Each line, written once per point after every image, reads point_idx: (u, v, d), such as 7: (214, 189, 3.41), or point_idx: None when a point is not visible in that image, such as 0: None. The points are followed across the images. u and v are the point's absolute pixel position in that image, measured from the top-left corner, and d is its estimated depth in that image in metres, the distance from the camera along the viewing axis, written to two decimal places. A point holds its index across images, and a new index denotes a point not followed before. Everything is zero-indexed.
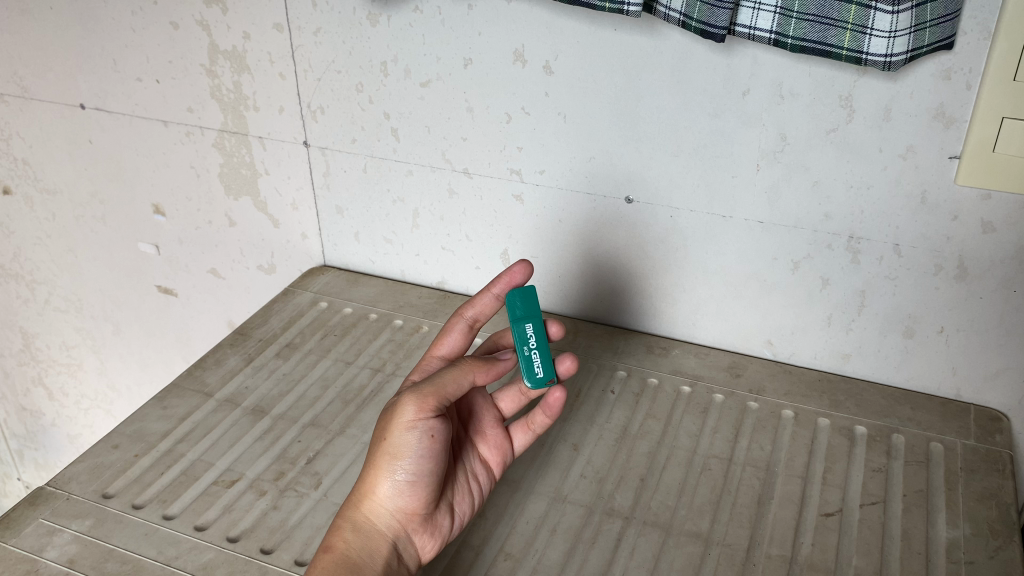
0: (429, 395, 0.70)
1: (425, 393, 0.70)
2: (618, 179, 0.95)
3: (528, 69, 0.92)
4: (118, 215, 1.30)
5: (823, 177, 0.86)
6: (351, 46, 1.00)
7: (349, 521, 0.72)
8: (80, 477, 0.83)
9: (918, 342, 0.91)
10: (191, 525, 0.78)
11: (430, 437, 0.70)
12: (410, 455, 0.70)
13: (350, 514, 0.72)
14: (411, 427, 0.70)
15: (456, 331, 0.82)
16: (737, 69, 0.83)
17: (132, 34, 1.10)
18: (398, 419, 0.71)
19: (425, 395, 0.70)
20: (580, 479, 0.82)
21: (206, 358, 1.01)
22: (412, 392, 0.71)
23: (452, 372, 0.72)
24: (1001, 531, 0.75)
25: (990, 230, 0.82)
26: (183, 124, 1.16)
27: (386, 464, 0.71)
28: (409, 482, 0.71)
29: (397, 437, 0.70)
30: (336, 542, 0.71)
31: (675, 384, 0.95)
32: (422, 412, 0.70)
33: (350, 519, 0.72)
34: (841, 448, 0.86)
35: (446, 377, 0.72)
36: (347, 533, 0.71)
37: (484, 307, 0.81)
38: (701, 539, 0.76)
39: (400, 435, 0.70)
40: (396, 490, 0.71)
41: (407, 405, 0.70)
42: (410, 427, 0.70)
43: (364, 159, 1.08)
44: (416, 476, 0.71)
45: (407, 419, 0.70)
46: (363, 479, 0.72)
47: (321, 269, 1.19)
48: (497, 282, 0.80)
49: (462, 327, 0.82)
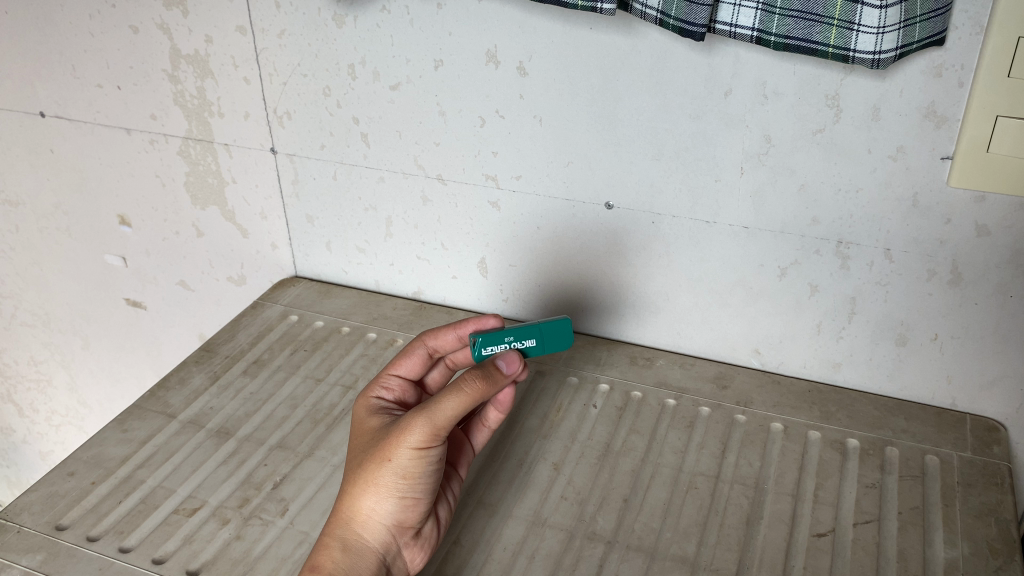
0: (440, 424, 0.66)
1: (437, 424, 0.66)
2: (597, 184, 0.91)
3: (502, 71, 0.88)
4: (83, 227, 1.25)
5: (810, 180, 0.82)
6: (317, 49, 0.95)
7: (337, 538, 0.68)
8: (32, 508, 0.78)
9: (911, 350, 0.88)
10: (149, 559, 0.74)
11: (432, 460, 0.68)
12: (411, 477, 0.68)
13: (340, 532, 0.69)
14: (418, 452, 0.67)
15: (415, 357, 0.78)
16: (718, 68, 0.79)
17: (91, 38, 1.05)
18: (404, 442, 0.67)
19: (437, 422, 0.66)
20: (561, 501, 0.79)
21: (170, 377, 0.96)
22: (423, 416, 0.66)
23: (463, 397, 0.66)
24: (1001, 550, 0.72)
25: (984, 234, 0.78)
26: (146, 132, 1.11)
27: (384, 485, 0.68)
28: (408, 501, 0.68)
29: (402, 460, 0.67)
30: (323, 562, 0.67)
31: (660, 396, 0.92)
32: (431, 440, 0.67)
33: (339, 537, 0.68)
34: (833, 462, 0.82)
35: (455, 405, 0.65)
36: (336, 552, 0.68)
37: (446, 341, 0.79)
38: (687, 564, 0.72)
39: (405, 458, 0.67)
40: (394, 509, 0.68)
41: (416, 432, 0.66)
42: (417, 451, 0.67)
43: (334, 166, 1.03)
44: (416, 494, 0.68)
45: (415, 446, 0.67)
46: (356, 496, 0.68)
47: (293, 281, 1.15)
48: (465, 326, 0.78)
49: (422, 354, 0.78)
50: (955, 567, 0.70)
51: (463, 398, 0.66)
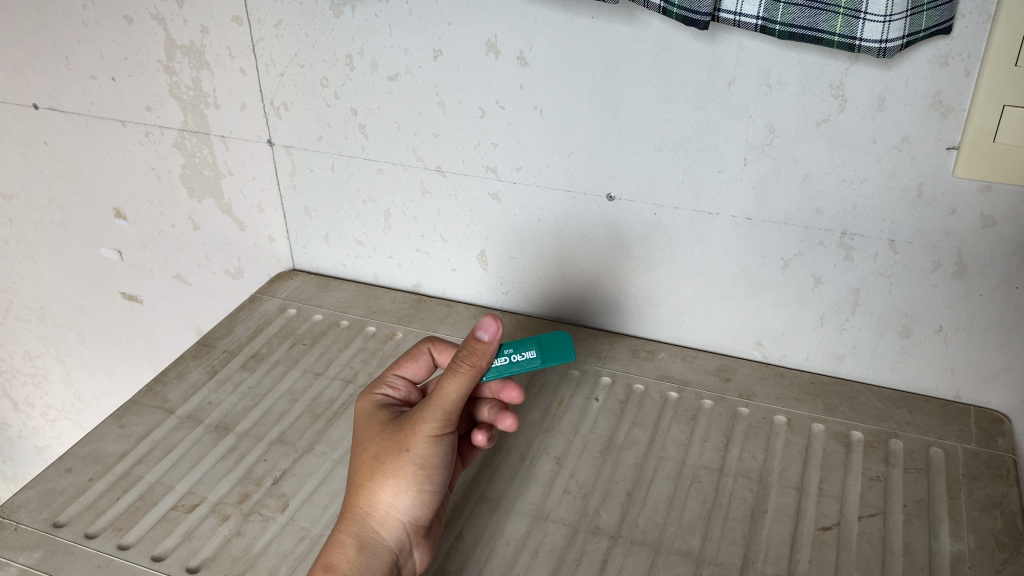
0: (451, 410, 0.68)
1: (449, 410, 0.68)
2: (599, 175, 0.90)
3: (502, 60, 0.87)
4: (77, 220, 1.24)
5: (814, 171, 0.81)
6: (314, 39, 0.94)
7: (352, 536, 0.68)
8: (30, 505, 0.77)
9: (915, 342, 0.87)
10: (148, 556, 0.73)
11: (445, 451, 0.70)
12: (425, 469, 0.69)
13: (353, 532, 0.68)
14: (433, 440, 0.69)
15: (421, 360, 0.79)
16: (722, 57, 0.78)
17: (84, 29, 1.03)
18: (419, 431, 0.69)
19: (447, 407, 0.68)
20: (564, 495, 0.78)
21: (167, 372, 0.95)
22: (433, 402, 0.68)
23: (463, 376, 0.68)
24: (1007, 543, 0.71)
25: (990, 224, 0.78)
26: (141, 124, 1.10)
27: (401, 477, 0.69)
28: (424, 494, 0.69)
29: (418, 449, 0.69)
30: (338, 561, 0.67)
31: (662, 389, 0.91)
32: (444, 428, 0.69)
33: (353, 536, 0.68)
34: (837, 455, 0.81)
35: (457, 385, 0.68)
36: (352, 551, 0.67)
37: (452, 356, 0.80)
38: (692, 559, 0.71)
39: (421, 447, 0.69)
40: (411, 503, 0.69)
41: (429, 420, 0.68)
42: (433, 439, 0.69)
43: (332, 157, 1.02)
44: (431, 488, 0.70)
45: (429, 434, 0.69)
46: (370, 492, 0.69)
47: (290, 274, 1.14)
48: None
49: (427, 360, 0.79)
50: (961, 560, 0.70)
51: (465, 378, 0.68)
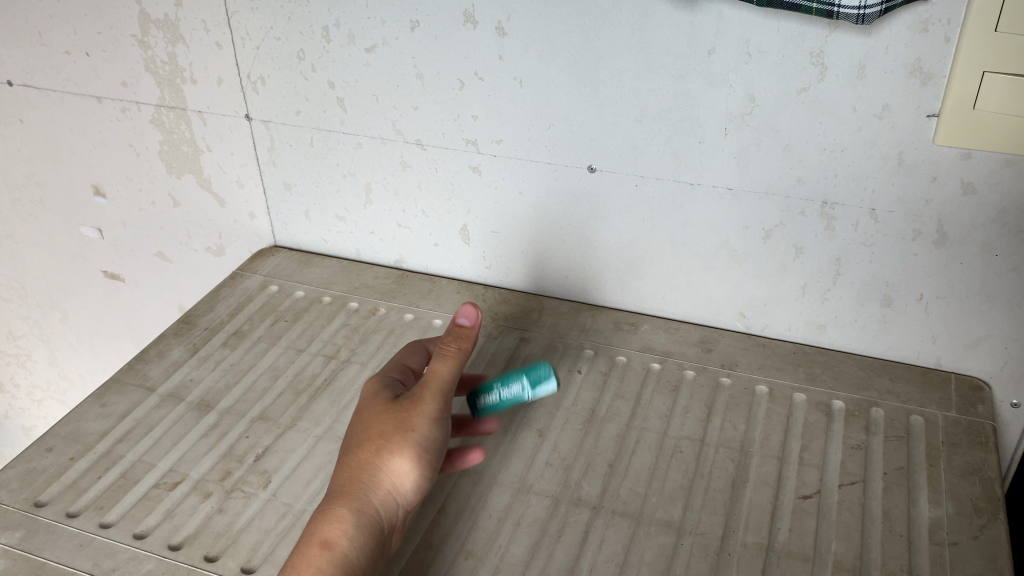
0: (447, 393, 0.70)
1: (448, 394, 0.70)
2: (579, 147, 0.89)
3: (480, 31, 0.86)
4: (56, 198, 1.23)
5: (795, 140, 0.81)
6: (289, 11, 0.93)
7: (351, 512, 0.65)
8: (10, 485, 0.77)
9: (896, 311, 0.87)
10: (130, 534, 0.73)
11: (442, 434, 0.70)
12: (429, 449, 0.69)
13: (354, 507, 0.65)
14: (436, 421, 0.69)
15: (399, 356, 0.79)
16: (701, 26, 0.78)
17: (56, 3, 1.02)
18: (420, 411, 0.69)
19: (439, 384, 0.70)
20: (546, 468, 0.78)
21: (149, 350, 0.95)
22: (426, 383, 0.70)
23: (454, 360, 0.71)
24: (985, 509, 0.72)
25: (970, 192, 0.77)
26: (118, 100, 1.08)
27: (408, 452, 0.67)
28: (425, 473, 0.69)
29: (423, 428, 0.68)
30: (337, 538, 0.63)
31: (645, 361, 0.91)
32: (444, 412, 0.70)
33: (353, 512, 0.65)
34: (818, 424, 0.82)
35: (446, 366, 0.70)
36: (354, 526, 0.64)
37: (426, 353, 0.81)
38: (673, 529, 0.71)
39: (427, 426, 0.69)
40: (413, 479, 0.68)
41: (433, 401, 0.69)
42: (435, 420, 0.69)
43: (311, 131, 1.01)
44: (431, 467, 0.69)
45: (432, 415, 0.69)
46: (373, 467, 0.67)
47: (272, 250, 1.13)
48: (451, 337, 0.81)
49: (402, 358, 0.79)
50: (939, 526, 0.71)
51: (456, 360, 0.71)
